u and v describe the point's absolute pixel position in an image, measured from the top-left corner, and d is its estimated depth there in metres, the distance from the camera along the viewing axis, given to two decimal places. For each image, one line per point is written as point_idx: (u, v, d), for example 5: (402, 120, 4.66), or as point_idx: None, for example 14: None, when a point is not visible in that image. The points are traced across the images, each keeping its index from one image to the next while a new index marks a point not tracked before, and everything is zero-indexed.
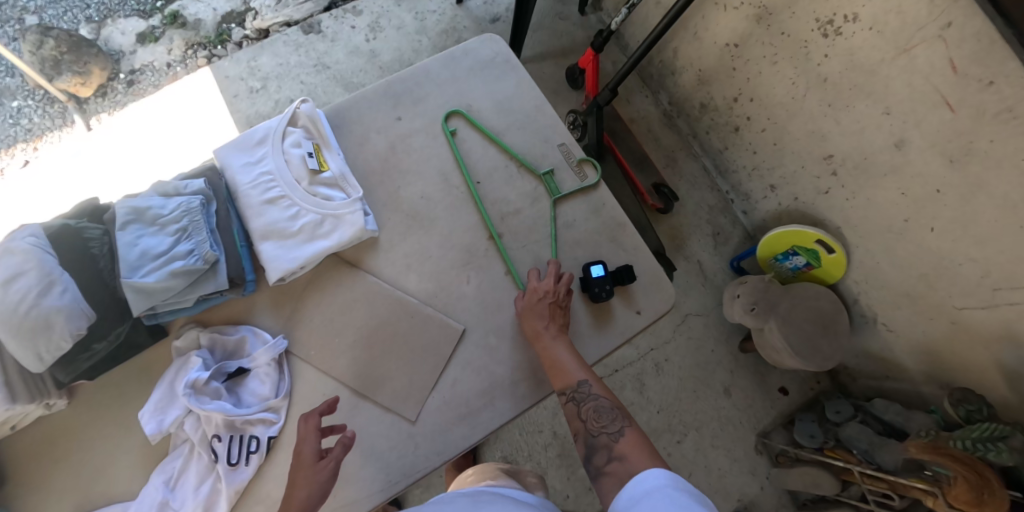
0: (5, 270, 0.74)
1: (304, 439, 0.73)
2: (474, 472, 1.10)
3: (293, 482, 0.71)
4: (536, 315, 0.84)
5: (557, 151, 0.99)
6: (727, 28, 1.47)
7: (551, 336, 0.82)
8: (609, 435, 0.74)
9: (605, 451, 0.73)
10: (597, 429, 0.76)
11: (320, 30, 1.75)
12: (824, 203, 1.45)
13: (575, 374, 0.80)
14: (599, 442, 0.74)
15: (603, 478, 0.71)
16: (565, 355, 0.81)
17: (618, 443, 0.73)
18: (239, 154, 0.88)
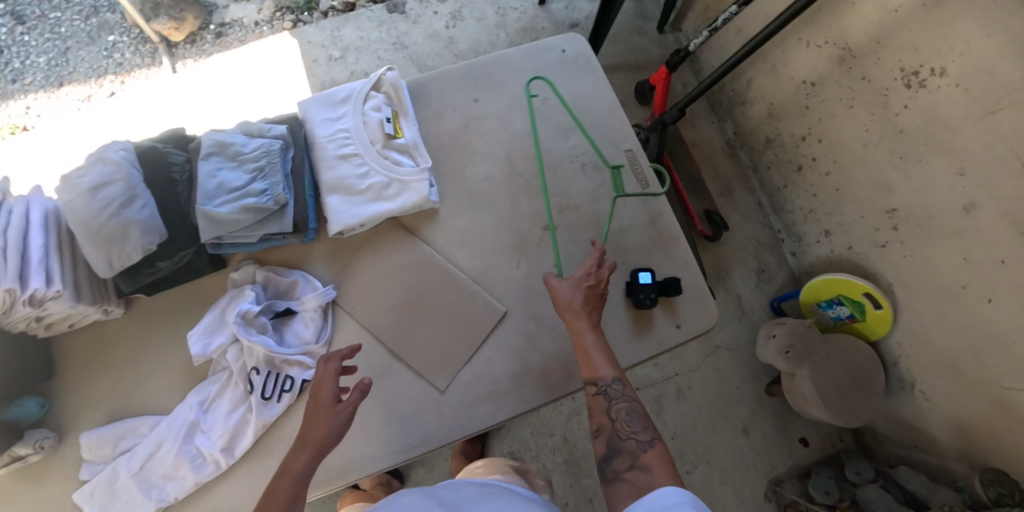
0: (96, 176, 0.78)
1: (326, 378, 0.75)
2: (484, 463, 1.09)
3: (312, 417, 0.72)
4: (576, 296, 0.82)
5: (623, 157, 0.99)
6: (807, 65, 1.45)
7: (586, 321, 0.80)
8: (637, 442, 0.72)
9: (628, 457, 0.71)
10: (625, 432, 0.74)
11: (404, 11, 1.80)
12: (879, 256, 1.41)
13: (610, 370, 0.77)
14: (625, 446, 0.72)
15: (619, 483, 0.70)
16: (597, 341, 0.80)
17: (645, 452, 0.71)
18: (322, 109, 0.91)
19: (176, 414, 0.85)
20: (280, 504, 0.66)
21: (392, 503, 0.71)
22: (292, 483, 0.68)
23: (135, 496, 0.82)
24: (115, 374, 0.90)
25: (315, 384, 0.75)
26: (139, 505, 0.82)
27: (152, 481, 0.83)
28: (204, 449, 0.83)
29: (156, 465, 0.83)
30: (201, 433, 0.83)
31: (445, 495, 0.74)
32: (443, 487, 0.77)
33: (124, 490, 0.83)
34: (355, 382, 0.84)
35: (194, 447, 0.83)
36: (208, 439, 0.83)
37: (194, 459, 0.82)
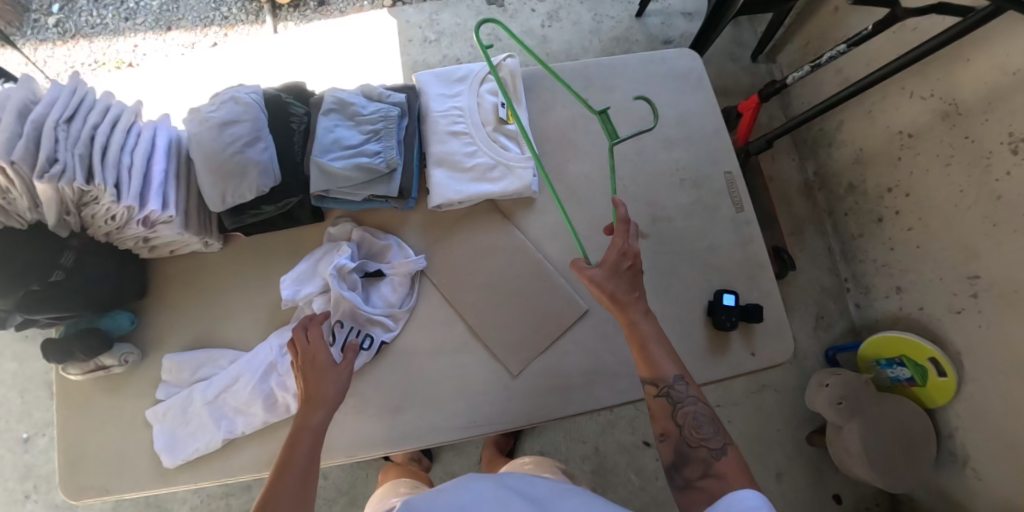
0: (226, 114, 0.82)
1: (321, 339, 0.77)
2: (531, 461, 1.10)
3: (316, 377, 0.74)
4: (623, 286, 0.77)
5: (723, 178, 1.02)
6: (907, 115, 1.40)
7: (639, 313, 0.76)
8: (709, 449, 0.69)
9: (700, 464, 0.69)
10: (694, 439, 0.71)
11: (503, 5, 1.84)
12: (951, 322, 1.36)
13: (671, 369, 0.74)
14: (695, 454, 0.70)
15: (692, 491, 0.68)
16: (650, 333, 0.76)
17: (719, 460, 0.68)
18: (439, 84, 0.94)
19: (254, 352, 0.89)
20: (306, 454, 0.67)
21: (468, 488, 0.73)
22: (312, 437, 0.70)
23: (206, 423, 0.87)
24: (204, 305, 0.94)
25: (303, 349, 0.76)
26: (208, 431, 0.86)
27: (224, 412, 0.87)
28: (277, 391, 0.86)
29: (231, 397, 0.87)
30: (277, 374, 0.87)
31: (522, 487, 0.74)
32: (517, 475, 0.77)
33: (196, 415, 0.87)
34: (430, 353, 0.86)
35: (268, 387, 0.86)
36: (283, 382, 0.86)
37: (267, 398, 0.86)
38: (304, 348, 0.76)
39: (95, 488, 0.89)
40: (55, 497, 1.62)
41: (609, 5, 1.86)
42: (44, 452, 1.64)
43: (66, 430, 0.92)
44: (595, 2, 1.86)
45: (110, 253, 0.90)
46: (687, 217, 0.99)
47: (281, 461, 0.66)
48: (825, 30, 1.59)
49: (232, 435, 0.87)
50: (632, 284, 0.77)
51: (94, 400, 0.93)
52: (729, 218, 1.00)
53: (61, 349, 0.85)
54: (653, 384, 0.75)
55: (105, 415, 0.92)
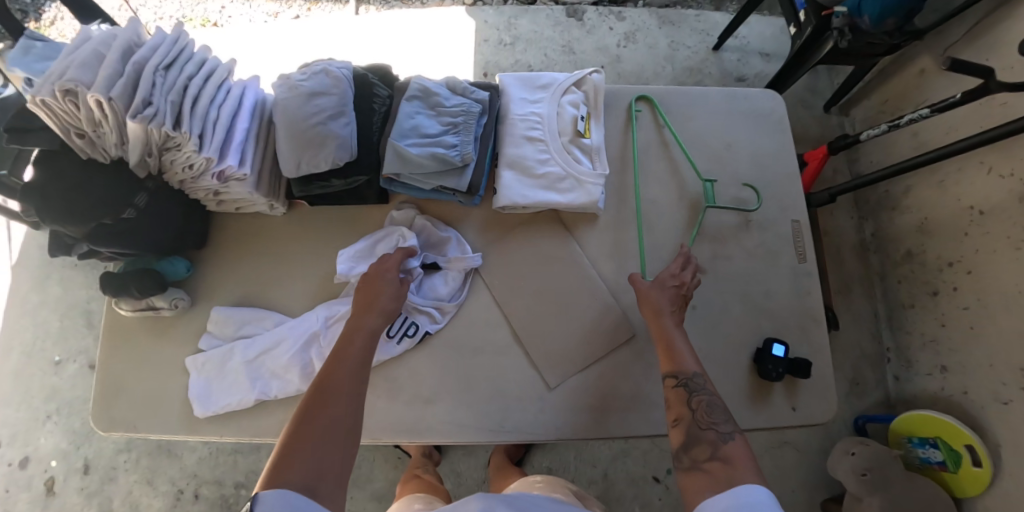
0: (317, 85, 0.84)
1: (390, 264, 0.81)
2: (543, 480, 1.08)
3: (375, 291, 0.78)
4: (663, 296, 0.82)
5: (789, 226, 1.00)
6: (980, 190, 1.33)
7: (672, 321, 0.80)
8: (718, 433, 0.67)
9: (708, 447, 0.66)
10: (705, 422, 0.68)
11: (582, 19, 1.86)
12: (995, 411, 1.29)
13: (692, 363, 0.75)
14: (704, 437, 0.67)
15: (696, 473, 0.64)
16: (681, 338, 0.78)
17: (726, 444, 0.65)
18: (521, 88, 0.96)
19: (300, 320, 0.90)
20: (362, 350, 0.71)
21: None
22: (366, 338, 0.72)
23: (243, 381, 0.88)
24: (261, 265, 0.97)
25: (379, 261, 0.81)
26: (243, 390, 0.88)
27: (262, 373, 0.88)
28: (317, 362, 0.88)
29: (271, 360, 0.88)
30: (320, 346, 0.88)
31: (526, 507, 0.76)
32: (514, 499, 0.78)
33: (234, 371, 0.88)
34: (470, 350, 0.87)
35: (309, 357, 0.88)
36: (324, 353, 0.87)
37: (306, 367, 0.88)
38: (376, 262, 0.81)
39: (126, 424, 0.92)
40: (75, 422, 1.67)
41: (687, 34, 1.86)
42: (73, 378, 1.70)
43: (109, 362, 0.94)
44: (674, 29, 1.86)
45: (179, 200, 0.93)
46: (747, 259, 0.97)
47: (332, 359, 0.69)
48: (907, 92, 1.55)
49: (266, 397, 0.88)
50: (673, 298, 0.83)
51: (139, 339, 0.95)
52: (790, 267, 0.98)
53: (118, 283, 0.88)
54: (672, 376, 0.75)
55: (146, 355, 0.94)
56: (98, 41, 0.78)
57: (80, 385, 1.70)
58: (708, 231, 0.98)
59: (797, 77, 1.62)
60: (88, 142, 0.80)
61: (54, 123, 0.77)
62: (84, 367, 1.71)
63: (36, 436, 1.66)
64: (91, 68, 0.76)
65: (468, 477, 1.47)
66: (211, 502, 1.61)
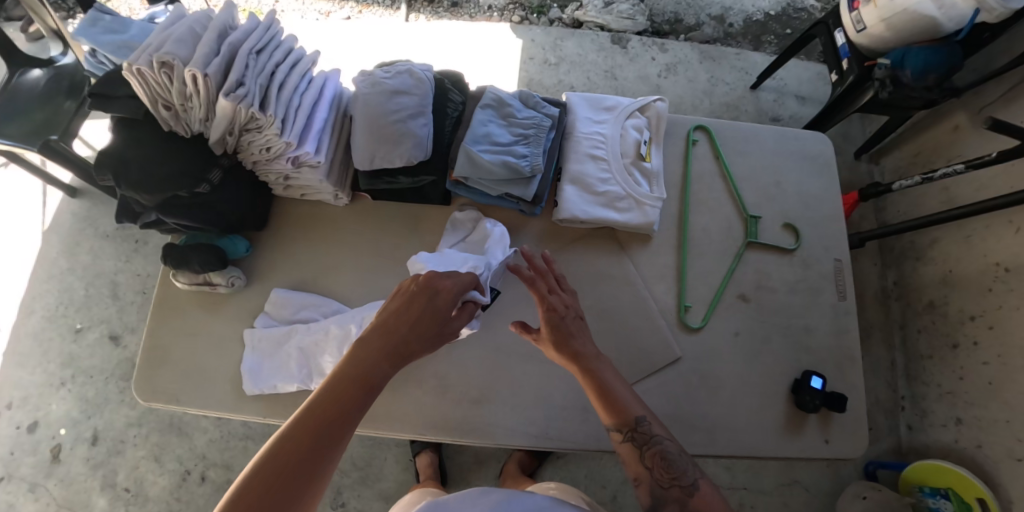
0: (400, 84, 0.87)
1: (451, 293, 0.70)
2: (556, 487, 1.08)
3: (418, 321, 0.68)
4: (565, 332, 0.76)
5: (831, 264, 1.02)
6: (1008, 249, 1.36)
7: (592, 359, 0.75)
8: (682, 488, 0.69)
9: (676, 505, 0.68)
10: (666, 480, 0.70)
11: (625, 46, 1.92)
12: (1009, 468, 1.30)
13: (633, 410, 0.72)
14: (668, 494, 0.69)
15: None
16: (611, 379, 0.74)
17: (693, 497, 0.68)
18: (588, 108, 1.00)
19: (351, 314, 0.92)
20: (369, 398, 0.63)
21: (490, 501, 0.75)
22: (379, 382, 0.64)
23: (293, 365, 0.90)
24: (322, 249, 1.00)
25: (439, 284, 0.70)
26: (290, 375, 0.89)
27: (311, 362, 0.91)
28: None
29: (323, 350, 0.91)
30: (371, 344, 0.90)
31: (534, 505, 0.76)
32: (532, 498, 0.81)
33: (286, 353, 0.91)
34: (519, 356, 0.90)
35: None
36: None
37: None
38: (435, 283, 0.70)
39: (168, 396, 0.92)
40: (88, 391, 1.67)
41: (726, 71, 1.91)
42: (91, 347, 1.70)
43: (157, 333, 0.96)
44: (714, 65, 1.91)
45: (249, 182, 0.95)
46: (789, 293, 1.00)
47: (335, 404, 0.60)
48: (939, 146, 1.59)
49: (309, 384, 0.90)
50: (578, 327, 0.77)
51: (191, 312, 0.96)
52: (830, 305, 1.00)
53: (179, 257, 0.90)
54: (617, 432, 0.73)
55: (196, 328, 0.96)
56: (193, 20, 0.81)
57: (97, 355, 1.70)
58: (754, 261, 1.01)
59: (833, 122, 1.66)
60: (173, 115, 0.82)
61: (144, 94, 0.79)
62: (103, 337, 1.71)
63: (48, 401, 1.65)
64: (187, 44, 0.78)
65: (478, 485, 1.47)
66: (217, 485, 1.60)
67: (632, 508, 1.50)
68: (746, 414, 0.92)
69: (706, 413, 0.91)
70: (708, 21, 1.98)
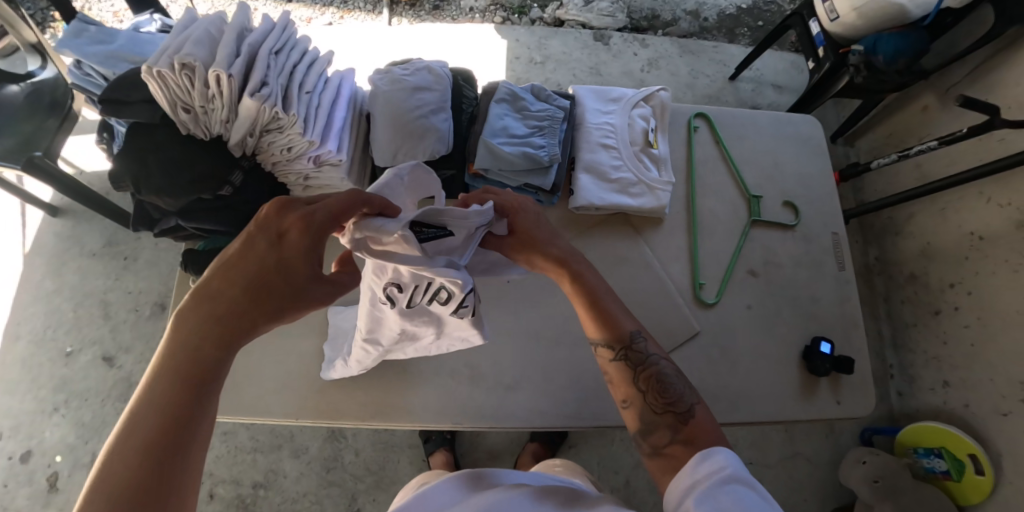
0: (419, 81, 0.88)
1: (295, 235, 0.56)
2: (562, 464, 0.97)
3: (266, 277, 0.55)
4: (547, 236, 0.72)
5: (830, 237, 1.08)
6: (982, 219, 1.45)
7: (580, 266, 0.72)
8: (678, 414, 0.64)
9: (668, 431, 0.63)
10: (659, 404, 0.66)
11: (608, 43, 1.96)
12: (997, 423, 1.38)
13: (626, 325, 0.70)
14: (662, 420, 0.65)
15: (658, 459, 0.63)
16: (598, 287, 0.72)
17: (686, 423, 0.63)
18: (595, 99, 1.04)
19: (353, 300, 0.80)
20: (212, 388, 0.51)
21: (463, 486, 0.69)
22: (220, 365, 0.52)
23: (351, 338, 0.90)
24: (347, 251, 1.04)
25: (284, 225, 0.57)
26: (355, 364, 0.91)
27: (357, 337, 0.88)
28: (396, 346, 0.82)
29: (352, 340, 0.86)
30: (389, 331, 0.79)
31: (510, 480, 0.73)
32: (501, 470, 0.76)
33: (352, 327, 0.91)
34: (547, 341, 0.93)
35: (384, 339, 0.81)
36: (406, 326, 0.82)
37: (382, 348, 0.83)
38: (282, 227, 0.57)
39: None
40: (83, 415, 1.56)
41: (706, 63, 1.98)
42: (83, 370, 1.60)
43: None
44: (694, 58, 1.98)
45: (270, 184, 0.96)
46: (795, 267, 1.05)
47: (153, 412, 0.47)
48: (911, 126, 1.69)
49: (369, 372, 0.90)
50: (550, 229, 0.74)
51: None
52: (833, 275, 1.06)
53: (203, 262, 0.91)
54: (606, 348, 0.71)
55: None
56: (209, 23, 0.81)
57: (91, 377, 1.59)
58: (760, 238, 1.06)
59: (811, 107, 1.75)
60: (193, 118, 0.82)
61: (164, 98, 0.79)
62: (96, 359, 1.60)
63: (41, 428, 1.54)
64: (207, 47, 0.78)
65: None
66: None
67: (645, 492, 1.53)
68: (764, 383, 0.96)
69: (726, 384, 0.95)
70: (685, 16, 2.05)
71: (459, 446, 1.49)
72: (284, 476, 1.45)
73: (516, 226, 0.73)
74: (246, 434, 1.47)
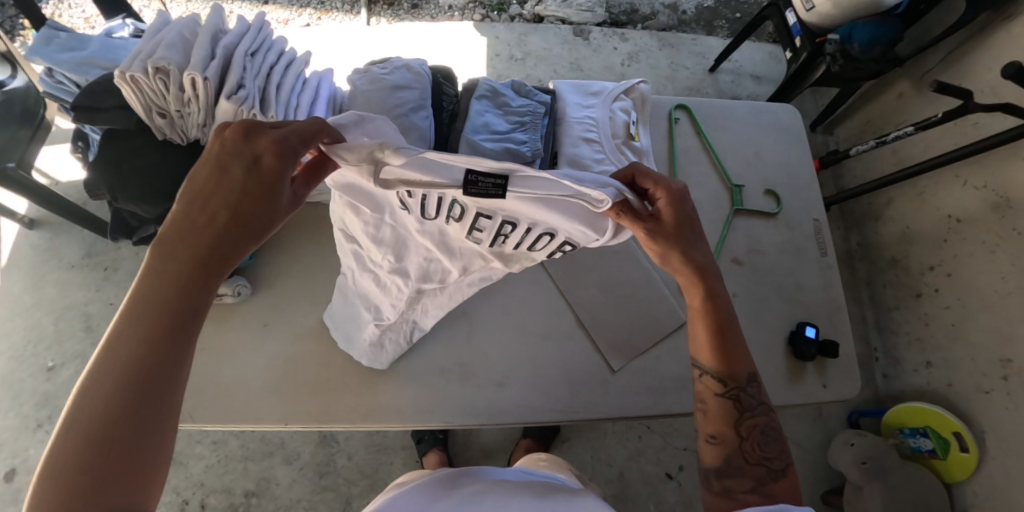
0: (399, 79, 0.88)
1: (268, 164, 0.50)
2: (547, 459, 0.96)
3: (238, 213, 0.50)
4: (691, 234, 0.65)
5: (812, 224, 1.10)
6: (958, 202, 1.49)
7: (720, 291, 0.67)
8: (767, 469, 0.64)
9: (750, 482, 0.63)
10: (753, 456, 0.64)
11: (587, 38, 1.97)
12: (979, 400, 1.41)
13: (748, 368, 0.67)
14: (750, 469, 0.64)
15: (727, 500, 0.63)
16: (728, 317, 0.68)
17: (774, 482, 0.63)
18: (575, 94, 1.04)
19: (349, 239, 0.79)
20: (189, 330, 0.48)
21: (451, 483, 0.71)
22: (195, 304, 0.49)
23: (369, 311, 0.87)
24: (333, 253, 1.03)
25: (255, 153, 0.49)
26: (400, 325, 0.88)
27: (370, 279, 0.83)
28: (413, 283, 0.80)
29: (366, 293, 0.85)
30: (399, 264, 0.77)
31: (499, 474, 0.75)
32: (491, 468, 0.78)
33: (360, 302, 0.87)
34: (536, 336, 0.94)
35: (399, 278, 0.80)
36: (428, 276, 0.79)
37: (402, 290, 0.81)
38: (250, 154, 0.49)
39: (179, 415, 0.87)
40: None
41: (685, 56, 1.99)
42: (66, 384, 1.55)
43: None
44: (673, 51, 1.99)
45: None
46: (778, 254, 1.06)
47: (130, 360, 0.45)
48: (887, 113, 1.72)
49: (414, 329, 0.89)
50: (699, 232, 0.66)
51: None
52: (815, 261, 1.07)
53: None
54: (719, 381, 0.68)
55: None
56: (182, 25, 0.80)
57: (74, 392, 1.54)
58: (743, 227, 1.07)
59: (789, 97, 1.77)
60: (169, 122, 0.82)
61: (138, 103, 0.79)
62: (79, 373, 1.56)
63: (24, 446, 1.48)
64: (179, 50, 0.78)
65: None
66: None
67: (639, 484, 1.54)
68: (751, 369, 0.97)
69: None
70: (663, 10, 2.06)
71: (452, 446, 1.49)
72: (276, 483, 1.43)
73: (665, 215, 0.64)
74: (236, 443, 1.45)
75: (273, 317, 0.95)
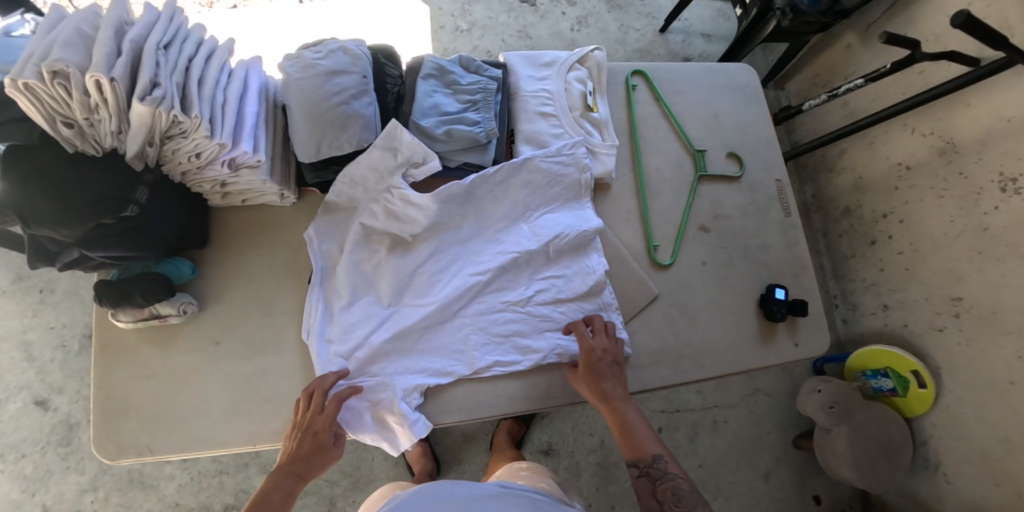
0: (336, 64, 0.83)
1: (323, 423, 0.78)
2: (528, 468, 0.97)
3: (314, 456, 0.77)
4: (600, 376, 0.85)
5: (773, 184, 1.09)
6: (906, 149, 1.52)
7: (620, 400, 0.84)
8: None
9: None
10: None
11: (534, 4, 1.89)
12: (932, 338, 1.48)
13: (653, 448, 0.80)
14: None
15: None
16: (637, 419, 0.83)
17: None
18: (527, 67, 1.02)
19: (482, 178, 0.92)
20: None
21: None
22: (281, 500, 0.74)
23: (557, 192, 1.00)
24: (287, 257, 0.97)
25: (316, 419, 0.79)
26: (532, 268, 0.93)
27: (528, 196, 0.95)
28: (471, 252, 0.93)
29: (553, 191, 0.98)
30: (453, 245, 0.93)
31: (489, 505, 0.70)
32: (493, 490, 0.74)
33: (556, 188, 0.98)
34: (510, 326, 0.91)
35: (509, 208, 0.95)
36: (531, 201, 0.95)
37: (536, 203, 0.96)
38: (317, 413, 0.79)
39: (137, 446, 0.85)
40: (23, 468, 1.39)
41: (635, 17, 1.95)
42: (14, 419, 1.41)
43: (106, 382, 0.87)
44: (622, 13, 1.94)
45: (179, 192, 0.88)
46: (742, 217, 1.06)
47: None
48: (835, 65, 1.73)
49: (502, 297, 0.91)
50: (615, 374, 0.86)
51: (143, 349, 0.89)
52: (778, 222, 1.07)
53: (118, 293, 0.81)
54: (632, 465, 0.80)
55: (150, 364, 0.89)
56: (79, 19, 0.69)
57: (24, 427, 1.41)
58: (707, 193, 1.06)
59: (740, 53, 1.76)
60: (79, 132, 0.71)
61: (38, 113, 0.68)
62: (27, 405, 1.42)
63: None
64: (78, 48, 0.67)
65: (471, 465, 1.46)
66: None
67: None
68: (723, 334, 0.98)
69: (687, 342, 0.96)
70: None
71: (431, 435, 1.47)
72: None
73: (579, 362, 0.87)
74: (207, 458, 1.39)
75: (224, 334, 0.91)
